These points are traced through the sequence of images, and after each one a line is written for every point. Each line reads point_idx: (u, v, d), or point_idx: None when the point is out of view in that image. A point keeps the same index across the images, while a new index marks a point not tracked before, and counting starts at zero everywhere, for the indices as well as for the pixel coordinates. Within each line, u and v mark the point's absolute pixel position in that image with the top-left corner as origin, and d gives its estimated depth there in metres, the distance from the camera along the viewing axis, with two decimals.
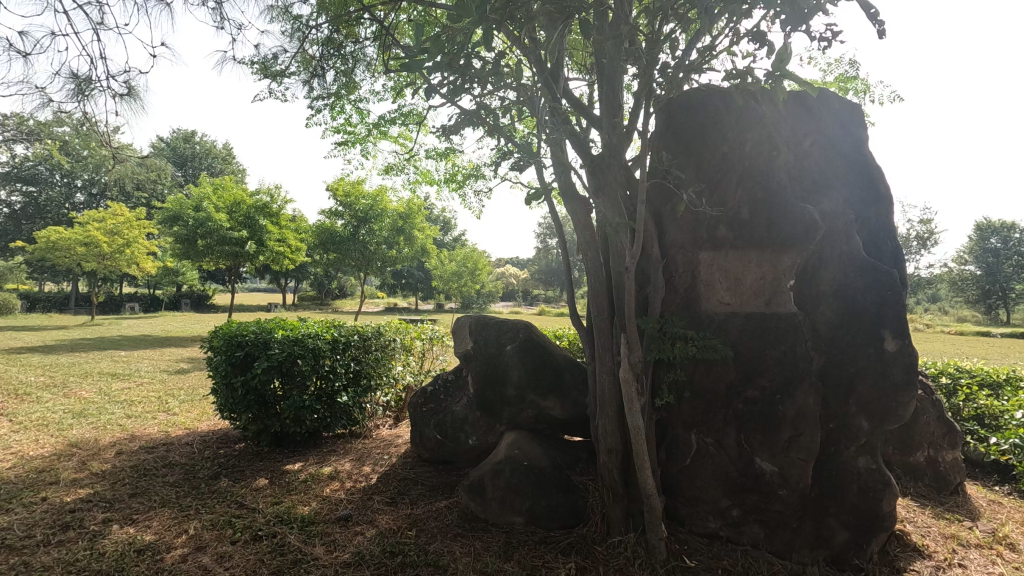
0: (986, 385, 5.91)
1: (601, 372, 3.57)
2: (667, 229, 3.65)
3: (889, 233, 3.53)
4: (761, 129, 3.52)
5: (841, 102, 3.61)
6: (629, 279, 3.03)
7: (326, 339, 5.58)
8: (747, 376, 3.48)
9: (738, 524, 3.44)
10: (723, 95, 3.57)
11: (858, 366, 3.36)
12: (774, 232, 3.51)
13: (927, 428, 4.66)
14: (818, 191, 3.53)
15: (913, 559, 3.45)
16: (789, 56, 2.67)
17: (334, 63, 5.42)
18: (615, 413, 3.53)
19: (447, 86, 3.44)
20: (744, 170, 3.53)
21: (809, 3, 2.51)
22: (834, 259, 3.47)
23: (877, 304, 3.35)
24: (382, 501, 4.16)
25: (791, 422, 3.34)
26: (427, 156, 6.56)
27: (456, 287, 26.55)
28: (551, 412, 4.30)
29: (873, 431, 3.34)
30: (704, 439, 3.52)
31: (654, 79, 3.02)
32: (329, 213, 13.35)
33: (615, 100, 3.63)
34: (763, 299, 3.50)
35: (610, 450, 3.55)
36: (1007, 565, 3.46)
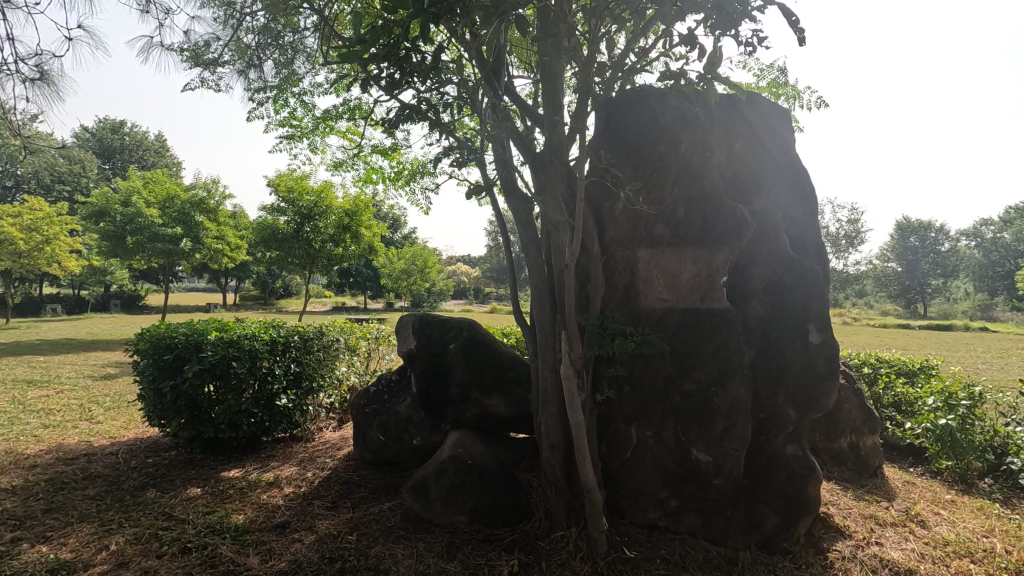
0: (903, 373, 6.36)
1: (543, 369, 3.59)
2: (607, 227, 3.71)
3: (813, 231, 3.72)
4: (695, 130, 3.63)
5: (771, 106, 3.78)
6: (569, 276, 3.06)
7: (263, 340, 5.36)
8: (684, 370, 3.58)
9: (676, 514, 3.54)
10: (659, 95, 3.66)
11: (786, 358, 3.53)
12: (708, 230, 3.63)
13: (850, 415, 4.95)
14: (749, 190, 3.67)
15: (836, 540, 3.66)
16: (720, 60, 2.77)
17: (272, 54, 5.21)
18: (557, 409, 3.56)
19: (386, 79, 3.37)
20: (680, 169, 3.63)
21: (737, 9, 2.61)
22: (763, 256, 3.62)
23: (803, 299, 3.53)
24: (323, 506, 4.03)
25: (725, 414, 3.46)
26: (374, 152, 6.42)
27: (406, 285, 26.19)
28: (495, 410, 4.30)
29: (800, 420, 3.51)
30: (643, 432, 3.59)
31: (592, 78, 3.05)
32: (270, 209, 12.86)
33: (556, 99, 3.65)
34: (699, 295, 3.62)
35: (553, 446, 3.57)
36: (918, 541, 3.73)
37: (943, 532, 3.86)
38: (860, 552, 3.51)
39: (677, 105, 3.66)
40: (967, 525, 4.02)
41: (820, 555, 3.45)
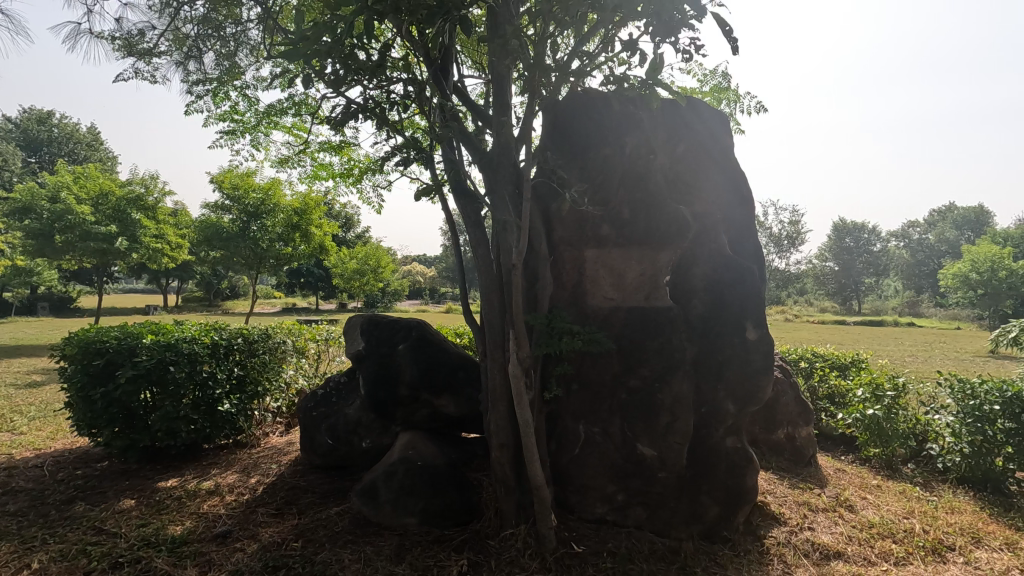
0: (836, 367, 6.74)
1: (493, 368, 3.61)
2: (555, 227, 3.77)
3: (751, 232, 3.88)
4: (639, 132, 3.73)
5: (711, 112, 3.93)
6: (516, 276, 3.09)
7: (204, 344, 5.15)
8: (630, 367, 3.67)
9: (623, 507, 3.62)
10: (604, 99, 3.76)
11: (725, 354, 3.67)
12: (652, 230, 3.73)
13: (786, 408, 5.20)
14: (690, 192, 3.80)
15: (772, 526, 3.84)
16: (661, 66, 2.87)
17: (213, 45, 5.01)
18: (506, 407, 3.58)
19: (331, 76, 3.30)
20: (625, 171, 3.72)
21: (675, 19, 2.71)
22: (703, 256, 3.76)
23: (741, 297, 3.69)
24: (267, 513, 3.92)
25: (668, 409, 3.57)
26: (322, 149, 6.26)
27: (359, 285, 25.69)
28: (445, 410, 4.29)
29: (739, 413, 3.66)
30: (591, 428, 3.67)
31: (539, 81, 3.08)
32: (213, 207, 12.35)
33: (505, 100, 3.68)
34: (644, 293, 3.71)
35: (502, 445, 3.60)
36: (846, 524, 3.96)
37: (869, 515, 4.12)
38: (793, 537, 3.70)
39: (621, 109, 3.76)
40: (890, 508, 4.31)
41: (757, 541, 3.62)
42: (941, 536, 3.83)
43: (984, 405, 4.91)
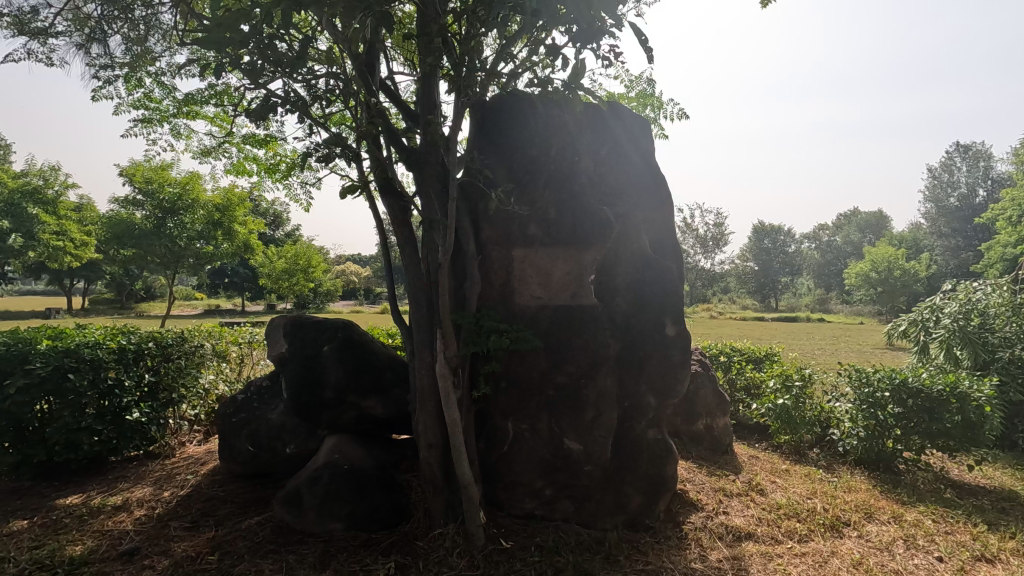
0: (752, 360, 7.21)
1: (421, 368, 3.60)
2: (482, 227, 3.81)
3: (670, 233, 4.05)
4: (564, 135, 3.85)
5: (633, 117, 4.10)
6: (443, 275, 3.10)
7: (110, 349, 4.78)
8: (557, 364, 3.75)
9: (551, 501, 3.71)
10: (530, 101, 3.85)
11: (646, 350, 3.83)
12: (578, 230, 3.83)
13: (705, 400, 5.50)
14: (613, 194, 3.93)
15: (690, 513, 4.06)
16: (583, 71, 2.96)
17: (121, 28, 4.66)
18: (434, 407, 3.59)
19: (247, 66, 3.16)
20: (550, 172, 3.82)
21: (596, 26, 2.80)
22: (626, 255, 3.90)
23: (660, 295, 3.87)
24: (181, 526, 3.70)
25: (593, 404, 3.69)
26: (246, 141, 5.97)
27: (288, 286, 24.67)
28: (373, 412, 4.21)
29: (659, 406, 3.83)
30: (519, 425, 3.73)
31: (465, 80, 3.08)
32: (124, 202, 11.49)
33: (432, 99, 3.69)
34: (570, 292, 3.80)
35: (431, 445, 3.60)
36: (757, 507, 4.24)
37: (777, 498, 4.42)
38: (709, 522, 3.92)
39: (547, 111, 3.86)
40: (796, 490, 4.64)
41: (677, 527, 3.81)
42: (838, 513, 4.17)
43: (876, 392, 5.37)
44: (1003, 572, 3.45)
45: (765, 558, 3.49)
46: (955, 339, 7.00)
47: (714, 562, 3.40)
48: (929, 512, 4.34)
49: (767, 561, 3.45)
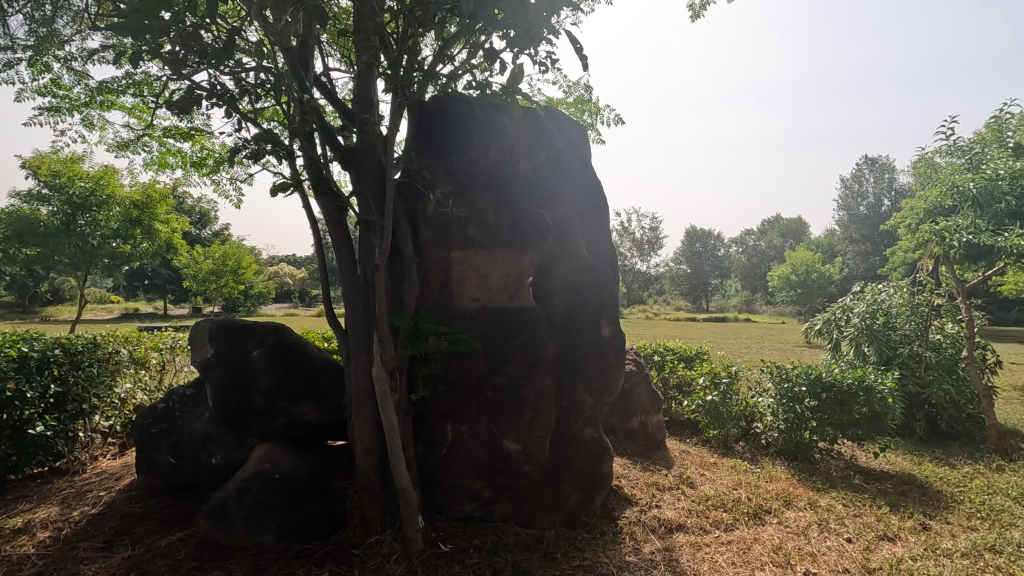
0: (684, 359, 7.55)
1: (357, 372, 3.53)
2: (420, 228, 3.78)
3: (606, 236, 4.16)
4: (503, 138, 3.89)
5: (571, 123, 4.19)
6: (379, 276, 3.05)
7: (8, 358, 4.37)
8: (495, 365, 3.77)
9: (490, 502, 3.72)
10: (469, 104, 3.87)
11: (583, 350, 3.91)
12: (516, 233, 3.87)
13: (640, 398, 5.70)
14: (551, 198, 4.00)
15: (625, 507, 4.19)
16: (521, 76, 3.00)
17: (24, 7, 4.28)
18: (371, 411, 3.53)
19: (169, 55, 2.99)
20: (489, 175, 3.85)
21: (533, 32, 2.85)
22: (563, 258, 3.97)
23: (596, 297, 3.96)
24: (93, 547, 3.43)
25: (532, 404, 3.74)
26: (169, 134, 5.63)
27: (215, 288, 23.39)
28: (306, 418, 4.09)
29: (595, 405, 3.92)
30: (458, 427, 3.73)
31: (403, 80, 3.05)
32: (27, 197, 10.54)
33: (368, 98, 3.63)
34: (509, 294, 3.83)
35: (367, 450, 3.54)
36: (687, 499, 4.43)
37: (706, 490, 4.64)
38: (643, 516, 4.06)
39: (485, 114, 3.88)
40: (723, 482, 4.89)
41: (612, 522, 3.92)
42: (761, 502, 4.43)
43: (795, 386, 5.76)
44: (902, 549, 3.78)
45: (694, 548, 3.66)
46: (863, 338, 7.54)
47: (647, 554, 3.52)
48: (840, 497, 4.69)
49: (696, 551, 3.62)
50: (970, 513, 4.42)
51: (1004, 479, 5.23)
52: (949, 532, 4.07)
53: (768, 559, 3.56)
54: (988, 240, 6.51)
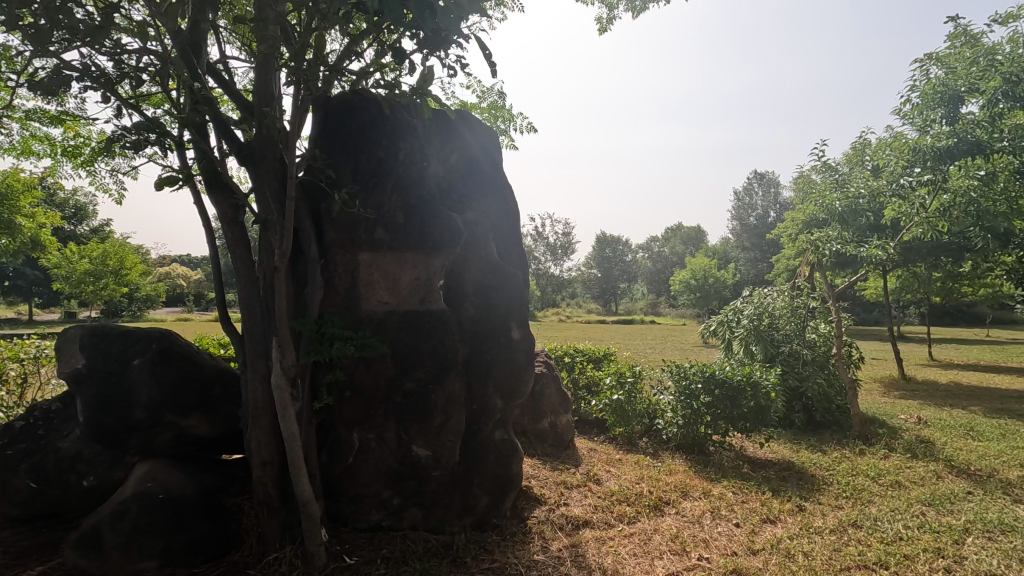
0: (593, 359, 7.85)
1: (254, 380, 3.33)
2: (325, 229, 3.63)
3: (515, 240, 4.24)
4: (413, 139, 3.83)
5: (482, 128, 4.23)
6: (279, 279, 2.89)
7: None
8: (404, 371, 3.70)
9: (399, 510, 3.65)
10: (377, 103, 3.78)
11: (493, 353, 3.94)
12: (426, 236, 3.82)
13: (549, 398, 5.85)
14: (461, 201, 4.00)
15: (534, 507, 4.26)
16: (431, 79, 3.00)
17: None
18: (269, 422, 3.35)
19: (31, 27, 2.66)
20: (398, 176, 3.77)
21: (443, 36, 2.87)
22: (474, 261, 3.98)
23: (507, 300, 4.00)
24: None
25: (441, 409, 3.71)
26: (33, 117, 4.99)
27: (92, 290, 21.03)
28: (196, 431, 3.77)
29: (505, 407, 3.96)
30: (365, 435, 3.62)
31: (306, 75, 2.93)
32: None
33: (269, 90, 3.44)
34: (418, 297, 3.78)
35: (265, 463, 3.34)
36: (594, 496, 4.59)
37: (611, 485, 4.83)
38: (551, 514, 4.15)
39: (394, 114, 3.81)
40: (627, 477, 5.12)
41: (521, 523, 3.97)
42: (661, 494, 4.68)
43: (692, 383, 6.16)
44: (782, 530, 4.15)
45: (599, 542, 3.80)
46: (751, 337, 8.34)
47: (555, 552, 3.61)
48: (731, 485, 5.06)
49: (601, 545, 3.76)
50: (838, 493, 4.95)
51: (866, 461, 5.90)
52: (821, 512, 4.53)
53: (666, 548, 3.77)
54: (853, 249, 7.33)
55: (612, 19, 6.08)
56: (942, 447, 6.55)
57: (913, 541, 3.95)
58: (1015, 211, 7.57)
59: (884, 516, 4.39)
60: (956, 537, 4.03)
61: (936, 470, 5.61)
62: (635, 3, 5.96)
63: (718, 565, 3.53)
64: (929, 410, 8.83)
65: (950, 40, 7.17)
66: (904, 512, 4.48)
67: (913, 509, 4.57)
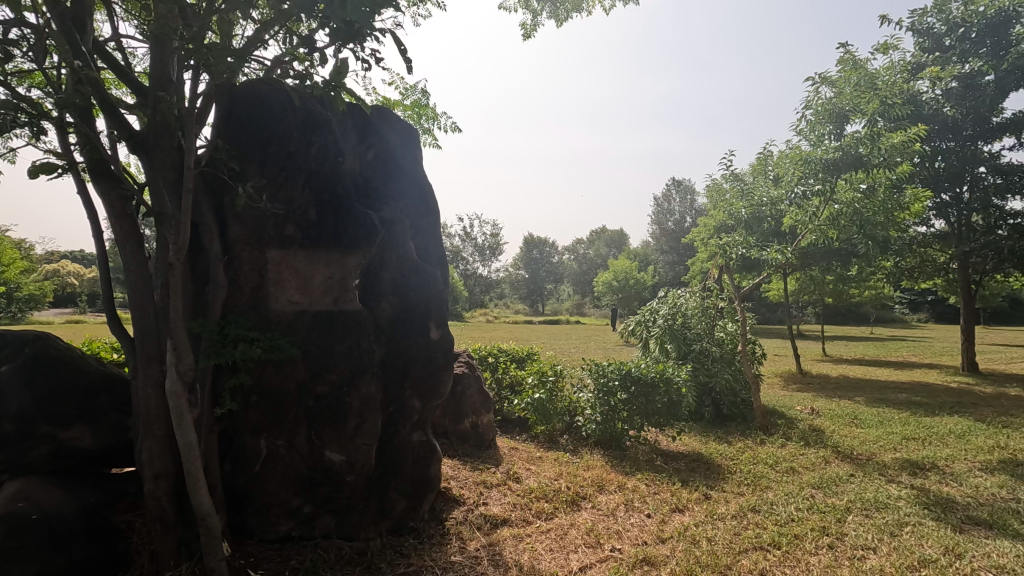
0: (515, 359, 7.92)
1: (147, 387, 3.09)
2: (230, 224, 3.42)
3: (434, 239, 4.21)
4: (327, 133, 3.70)
5: (402, 124, 4.16)
6: (175, 277, 2.68)
7: None
8: (316, 373, 3.55)
9: (310, 519, 3.52)
10: (288, 93, 3.61)
11: (411, 354, 3.87)
12: (341, 234, 3.71)
13: (471, 399, 5.84)
14: (379, 199, 3.92)
15: (453, 509, 4.24)
16: (347, 71, 2.92)
17: None
18: (164, 431, 3.12)
19: None
20: (311, 171, 3.63)
21: (358, 27, 2.79)
22: (391, 260, 3.90)
23: (425, 300, 3.95)
24: None
25: (356, 412, 3.60)
26: None
27: None
28: (78, 444, 3.42)
29: (423, 408, 3.91)
30: (274, 441, 3.45)
31: (209, 60, 2.75)
32: None
33: (166, 73, 3.18)
34: (332, 297, 3.65)
35: (158, 475, 3.11)
36: (513, 494, 4.64)
37: (529, 483, 4.90)
38: (470, 514, 4.15)
39: (307, 106, 3.66)
40: (546, 474, 5.22)
41: (439, 525, 3.94)
42: (578, 489, 4.81)
43: (610, 380, 6.37)
44: (689, 517, 4.39)
45: (516, 539, 3.84)
46: (666, 336, 8.74)
47: (472, 552, 3.61)
48: (644, 478, 5.28)
49: (518, 542, 3.80)
50: (740, 481, 5.30)
51: (766, 451, 6.35)
52: (724, 499, 4.83)
53: (581, 541, 3.87)
54: (756, 253, 7.88)
55: (536, 26, 6.18)
56: (831, 434, 7.19)
57: (803, 522, 4.30)
58: (891, 221, 8.46)
59: (779, 501, 4.73)
60: (839, 515, 4.43)
61: (825, 456, 6.14)
62: (558, 12, 6.11)
63: (629, 555, 3.67)
64: (821, 401, 9.64)
65: (841, 65, 7.85)
66: (797, 495, 4.87)
67: (804, 492, 4.99)
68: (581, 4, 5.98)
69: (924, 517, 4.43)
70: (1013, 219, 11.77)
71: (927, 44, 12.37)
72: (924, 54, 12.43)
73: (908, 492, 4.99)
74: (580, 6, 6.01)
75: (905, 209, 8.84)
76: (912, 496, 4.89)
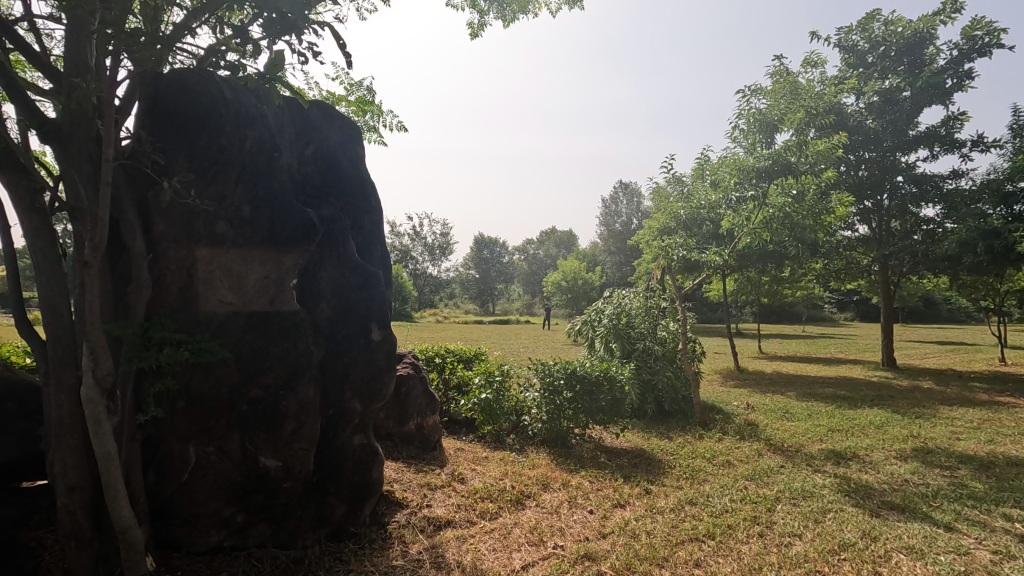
0: (463, 359, 7.89)
1: (59, 395, 2.88)
2: (154, 221, 3.24)
3: (376, 239, 4.15)
4: (261, 127, 3.56)
5: (343, 122, 4.08)
6: (91, 277, 2.51)
7: None
8: (250, 377, 3.42)
9: (243, 528, 3.38)
10: (220, 83, 3.45)
11: (352, 357, 3.77)
12: (277, 231, 3.58)
13: (416, 400, 5.77)
14: (317, 197, 3.82)
15: (395, 512, 4.18)
16: (282, 63, 2.82)
17: None
18: (79, 441, 2.92)
19: None
20: (244, 166, 3.48)
21: (293, 18, 2.70)
22: (331, 259, 3.80)
23: (366, 300, 3.86)
24: None
25: (293, 416, 3.47)
26: None
27: None
28: None
29: (364, 411, 3.81)
30: (203, 449, 3.30)
31: (132, 47, 2.59)
32: None
33: (83, 59, 2.96)
34: (267, 297, 3.52)
35: (72, 488, 2.91)
36: (458, 495, 4.62)
37: (474, 484, 4.90)
38: (413, 517, 4.10)
39: (241, 99, 3.52)
40: (491, 474, 5.23)
41: (381, 529, 3.87)
42: (522, 488, 4.84)
43: (555, 378, 6.46)
44: (630, 512, 4.50)
45: (459, 540, 3.83)
46: (611, 335, 8.97)
47: (414, 555, 3.57)
48: (587, 475, 5.37)
49: (461, 544, 3.78)
50: (679, 475, 5.48)
51: (704, 445, 6.59)
52: (663, 493, 4.99)
53: (524, 540, 3.89)
54: (695, 255, 8.13)
55: (483, 25, 6.17)
56: (764, 428, 7.56)
57: (735, 512, 4.50)
58: (819, 225, 8.95)
59: (715, 493, 4.93)
60: (769, 505, 4.66)
61: (758, 448, 6.45)
62: (505, 13, 6.13)
63: (570, 551, 3.73)
64: (756, 396, 10.11)
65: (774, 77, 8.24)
66: (731, 487, 5.09)
67: (738, 483, 5.22)
68: (528, 7, 6.02)
69: (845, 503, 4.72)
70: (926, 225, 12.72)
71: (852, 59, 13.22)
72: (849, 69, 13.26)
73: (831, 481, 5.31)
74: (526, 8, 6.04)
75: (831, 213, 9.38)
76: (834, 484, 5.21)
